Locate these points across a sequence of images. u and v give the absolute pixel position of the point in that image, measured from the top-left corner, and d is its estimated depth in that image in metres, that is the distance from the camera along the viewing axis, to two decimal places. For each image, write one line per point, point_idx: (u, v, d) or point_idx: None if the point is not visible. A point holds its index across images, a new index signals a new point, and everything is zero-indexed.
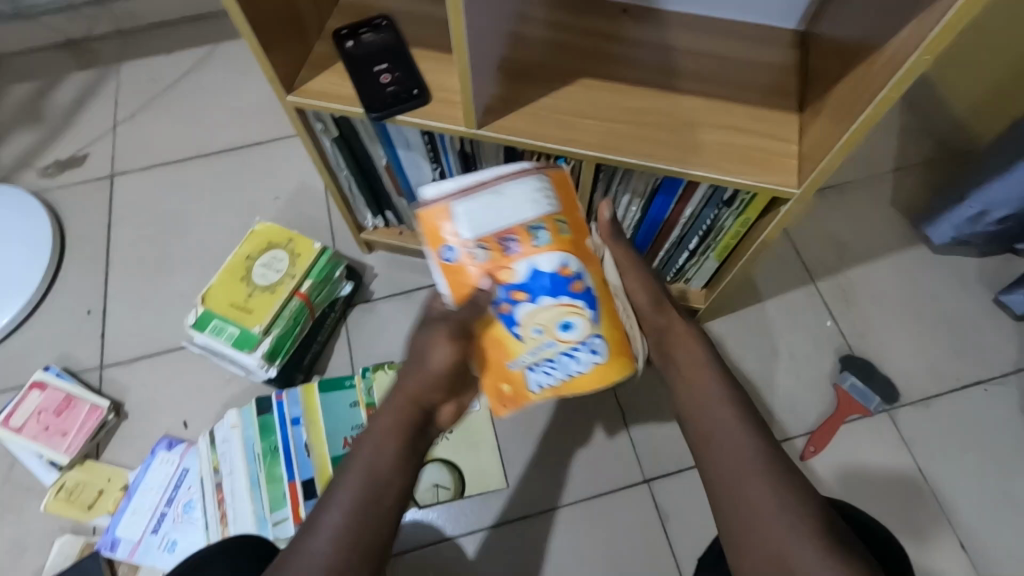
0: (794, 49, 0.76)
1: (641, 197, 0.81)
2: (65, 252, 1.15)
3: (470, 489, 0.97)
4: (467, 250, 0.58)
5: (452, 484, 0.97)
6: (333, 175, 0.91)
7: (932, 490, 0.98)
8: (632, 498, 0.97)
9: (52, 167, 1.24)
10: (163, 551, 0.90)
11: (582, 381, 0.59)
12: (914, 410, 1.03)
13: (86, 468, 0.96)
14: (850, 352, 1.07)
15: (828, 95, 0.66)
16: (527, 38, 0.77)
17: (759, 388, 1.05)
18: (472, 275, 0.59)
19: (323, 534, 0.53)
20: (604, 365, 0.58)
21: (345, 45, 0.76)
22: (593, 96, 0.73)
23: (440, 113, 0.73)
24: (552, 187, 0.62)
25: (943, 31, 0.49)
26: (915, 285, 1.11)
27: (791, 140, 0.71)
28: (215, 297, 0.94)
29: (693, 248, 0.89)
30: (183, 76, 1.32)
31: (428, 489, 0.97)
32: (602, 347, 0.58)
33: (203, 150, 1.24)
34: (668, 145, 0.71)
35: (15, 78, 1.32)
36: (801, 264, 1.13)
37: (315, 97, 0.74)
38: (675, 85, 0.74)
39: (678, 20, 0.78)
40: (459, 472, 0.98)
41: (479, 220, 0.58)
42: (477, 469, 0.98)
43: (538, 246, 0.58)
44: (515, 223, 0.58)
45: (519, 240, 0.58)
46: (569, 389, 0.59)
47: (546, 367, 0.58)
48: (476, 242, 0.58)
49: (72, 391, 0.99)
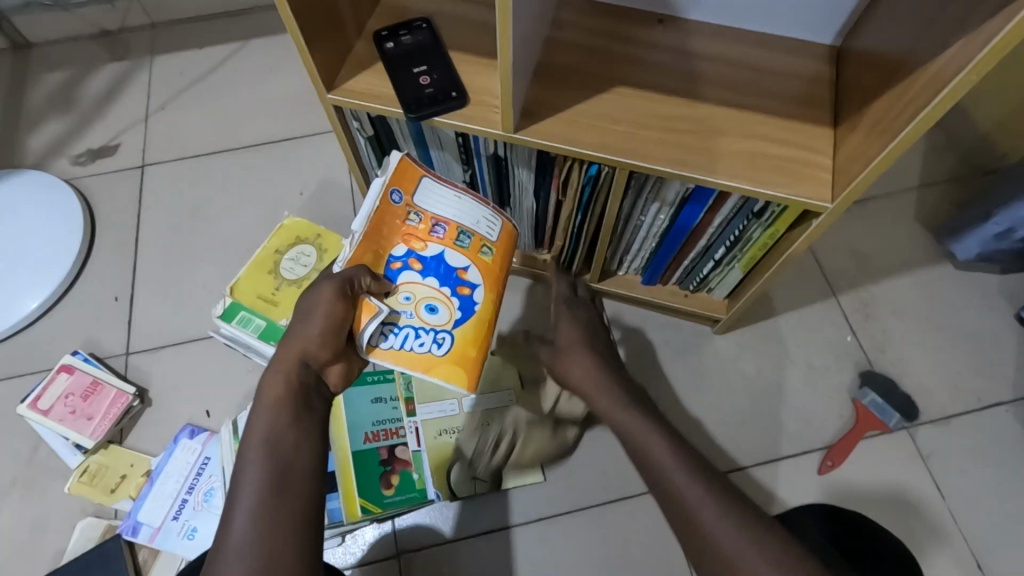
0: (828, 64, 0.76)
1: (670, 206, 0.82)
2: (95, 239, 1.17)
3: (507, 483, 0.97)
4: (424, 220, 0.75)
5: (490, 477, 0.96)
6: (364, 173, 0.92)
7: (950, 510, 0.98)
8: (646, 504, 0.96)
9: (83, 156, 1.26)
10: (184, 537, 0.91)
11: (415, 360, 0.71)
12: (933, 428, 1.02)
13: (109, 453, 0.98)
14: (870, 368, 1.06)
15: (865, 111, 0.66)
16: (565, 43, 0.78)
17: (775, 399, 1.05)
18: (399, 221, 0.74)
19: (242, 515, 0.54)
20: (442, 358, 0.72)
21: (385, 46, 0.77)
22: (629, 104, 0.74)
23: (477, 116, 0.73)
24: (400, 173, 0.74)
25: (994, 50, 0.49)
26: (937, 302, 1.11)
27: (824, 154, 0.71)
28: (242, 289, 0.95)
29: (718, 258, 0.89)
30: (213, 70, 1.34)
31: (466, 481, 0.96)
32: (446, 343, 0.72)
33: (232, 143, 1.26)
34: (701, 155, 0.71)
35: (50, 67, 1.35)
36: (823, 277, 1.13)
37: (355, 97, 0.75)
38: (706, 93, 0.74)
39: (714, 31, 0.79)
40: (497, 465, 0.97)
41: (429, 201, 0.75)
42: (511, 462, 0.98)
43: (443, 237, 0.75)
44: (452, 219, 0.76)
45: (446, 230, 0.75)
46: (405, 362, 0.71)
47: (415, 335, 0.71)
48: (417, 211, 0.75)
49: (99, 376, 1.01)
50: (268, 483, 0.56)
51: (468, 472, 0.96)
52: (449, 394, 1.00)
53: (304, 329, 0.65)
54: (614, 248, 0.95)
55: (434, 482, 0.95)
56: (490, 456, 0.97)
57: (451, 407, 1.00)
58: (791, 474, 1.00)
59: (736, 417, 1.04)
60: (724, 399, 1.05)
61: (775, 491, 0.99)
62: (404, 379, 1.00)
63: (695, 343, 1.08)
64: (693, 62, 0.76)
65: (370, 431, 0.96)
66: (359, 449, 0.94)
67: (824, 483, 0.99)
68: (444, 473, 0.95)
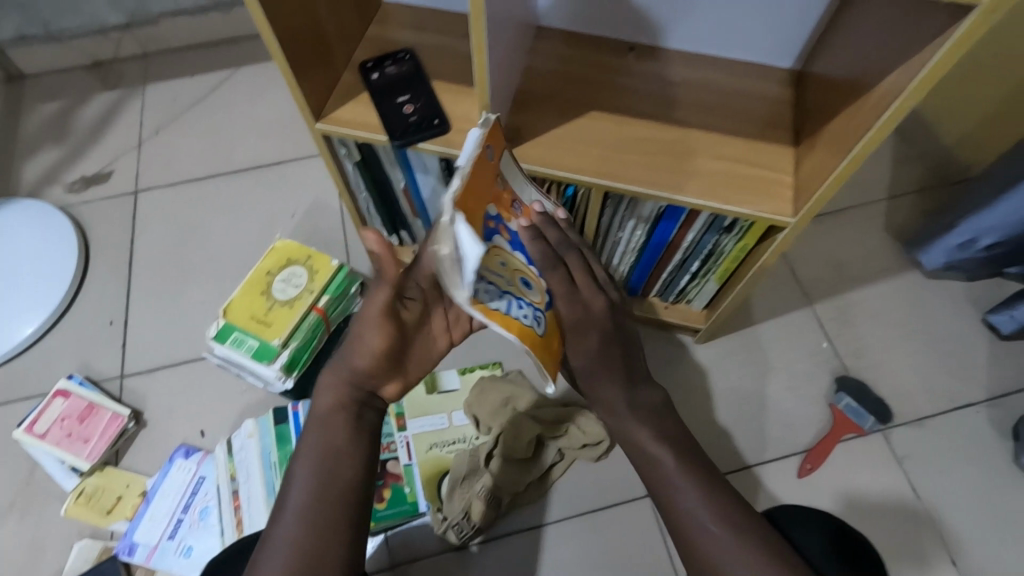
0: (789, 86, 0.81)
1: (646, 222, 0.85)
2: (89, 264, 1.20)
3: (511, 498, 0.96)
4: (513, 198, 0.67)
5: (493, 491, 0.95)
6: (352, 196, 0.96)
7: (925, 509, 1.01)
8: (633, 511, 0.99)
9: (78, 183, 1.29)
10: (180, 556, 0.93)
11: (522, 331, 0.57)
12: (906, 429, 1.06)
13: (105, 474, 0.99)
14: (846, 373, 1.10)
15: (822, 130, 0.71)
16: (542, 71, 0.82)
17: (756, 405, 1.08)
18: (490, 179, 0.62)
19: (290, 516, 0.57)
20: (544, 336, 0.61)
21: (370, 76, 0.81)
22: (603, 128, 0.78)
23: (458, 142, 0.77)
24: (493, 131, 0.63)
25: (933, 69, 0.55)
26: (908, 308, 1.15)
27: (787, 171, 0.75)
28: (236, 311, 0.98)
29: (694, 270, 0.93)
30: (205, 98, 1.38)
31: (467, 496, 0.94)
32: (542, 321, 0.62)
33: (224, 168, 1.29)
34: (672, 174, 0.75)
35: (44, 97, 1.38)
36: (798, 287, 1.17)
37: (342, 125, 0.79)
38: (675, 116, 0.79)
39: (682, 57, 0.83)
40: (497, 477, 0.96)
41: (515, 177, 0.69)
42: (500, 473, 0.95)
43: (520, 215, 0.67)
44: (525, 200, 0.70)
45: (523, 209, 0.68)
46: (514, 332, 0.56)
47: (517, 304, 0.59)
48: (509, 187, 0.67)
49: (94, 399, 1.03)
50: (313, 489, 0.58)
51: (456, 486, 0.95)
52: (439, 409, 1.03)
53: (356, 351, 0.60)
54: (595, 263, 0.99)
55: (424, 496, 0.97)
56: (478, 468, 0.95)
57: (441, 421, 1.02)
58: (772, 478, 1.03)
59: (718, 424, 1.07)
60: (706, 407, 1.08)
61: (757, 495, 1.02)
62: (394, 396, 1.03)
63: (677, 353, 1.12)
64: (663, 87, 0.81)
65: None
66: None
67: (805, 486, 1.03)
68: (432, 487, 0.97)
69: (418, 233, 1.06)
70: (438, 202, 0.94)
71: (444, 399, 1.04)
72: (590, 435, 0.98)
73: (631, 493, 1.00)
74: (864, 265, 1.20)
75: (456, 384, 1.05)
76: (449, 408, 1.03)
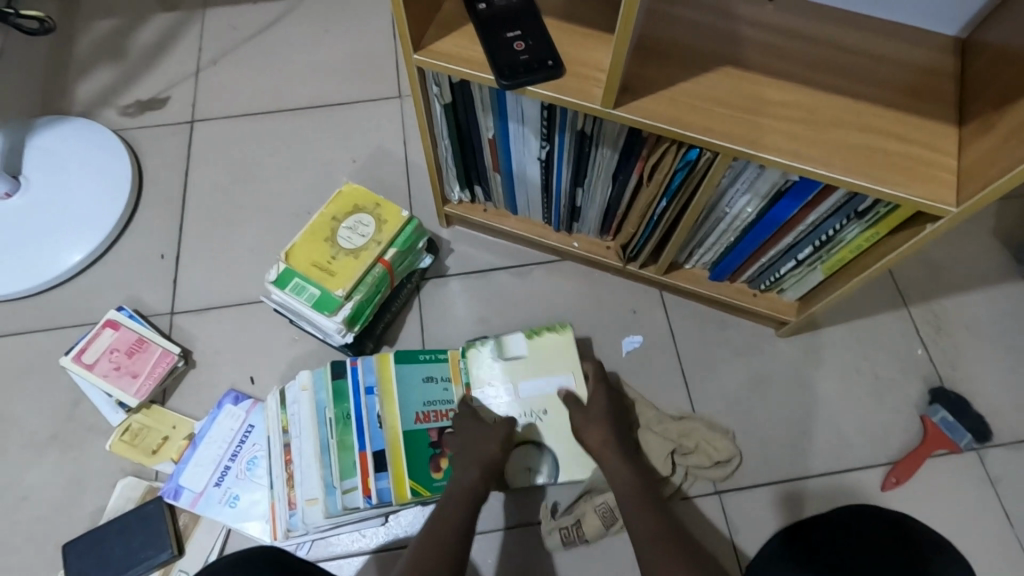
0: (950, 57, 0.70)
1: (763, 198, 0.76)
2: (142, 195, 1.14)
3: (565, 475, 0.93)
4: None
5: (544, 469, 0.93)
6: (433, 142, 0.88)
7: (1018, 538, 0.92)
8: (698, 508, 0.93)
9: (132, 107, 1.22)
10: (226, 505, 0.90)
11: None
12: (1005, 451, 0.96)
13: (152, 413, 0.96)
14: (941, 384, 1.00)
15: (1002, 110, 0.61)
16: (664, 16, 0.72)
17: (837, 408, 1.00)
18: None
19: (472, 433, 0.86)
20: None
21: (477, 7, 0.72)
22: (735, 86, 0.69)
23: (573, 87, 0.69)
24: None
25: None
26: (1014, 321, 1.04)
27: (947, 154, 0.66)
28: (298, 256, 0.92)
29: (802, 257, 0.84)
30: (266, 28, 1.29)
31: (521, 472, 0.93)
32: None
33: (283, 105, 1.22)
34: (811, 145, 0.66)
35: (100, 13, 1.30)
36: (894, 285, 1.07)
37: (441, 58, 0.71)
38: (817, 80, 0.69)
39: (834, 16, 0.73)
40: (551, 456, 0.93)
41: None
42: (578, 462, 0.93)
43: None
44: None
45: None
46: None
47: None
48: None
49: (144, 333, 0.98)
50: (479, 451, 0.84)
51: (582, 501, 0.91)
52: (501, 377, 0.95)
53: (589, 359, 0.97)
54: (687, 240, 0.91)
55: (534, 467, 0.93)
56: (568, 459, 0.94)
57: (504, 393, 0.95)
58: (854, 487, 0.95)
59: (794, 424, 0.99)
60: (783, 406, 1.00)
61: (830, 506, 0.94)
62: (461, 365, 0.95)
63: (756, 345, 1.03)
64: (805, 46, 0.71)
65: (422, 411, 0.90)
66: (411, 430, 0.89)
67: (886, 500, 0.94)
68: (529, 476, 0.93)
69: (494, 190, 0.98)
70: (527, 157, 0.86)
71: (510, 367, 0.95)
72: (719, 452, 0.94)
73: (694, 489, 0.94)
74: (937, 282, 1.07)
75: (524, 350, 0.96)
76: (513, 378, 0.95)
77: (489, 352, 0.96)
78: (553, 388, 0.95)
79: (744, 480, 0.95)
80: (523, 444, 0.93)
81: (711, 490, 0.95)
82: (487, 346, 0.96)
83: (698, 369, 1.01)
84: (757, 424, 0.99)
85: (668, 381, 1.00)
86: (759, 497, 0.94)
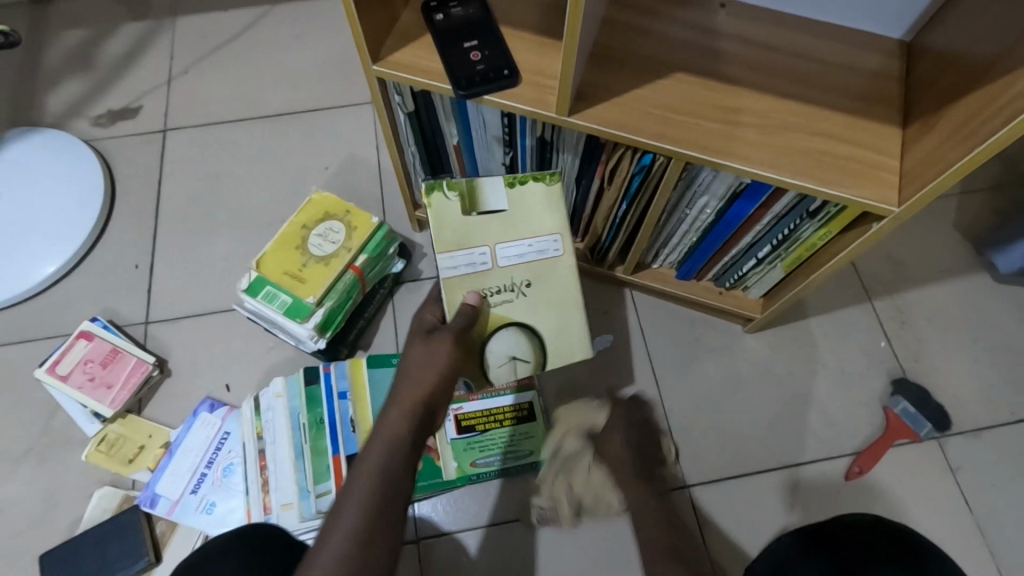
0: (896, 59, 0.72)
1: (720, 200, 0.78)
2: (115, 205, 1.15)
3: (553, 359, 0.82)
4: None
5: (532, 356, 0.81)
6: (400, 150, 0.89)
7: (976, 523, 0.95)
8: (668, 502, 0.96)
9: (104, 117, 1.22)
10: (202, 512, 0.91)
11: None
12: (964, 439, 0.99)
13: (127, 423, 0.96)
14: (903, 375, 1.03)
15: (942, 112, 0.63)
16: (619, 25, 0.74)
17: (804, 401, 1.02)
18: None
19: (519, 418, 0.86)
20: None
21: (434, 19, 0.74)
22: (687, 92, 0.71)
23: (529, 96, 0.70)
24: None
25: None
26: (974, 313, 1.07)
27: (891, 156, 0.68)
28: (269, 264, 0.93)
29: (762, 256, 0.86)
30: (236, 36, 1.30)
31: (505, 363, 0.80)
32: None
33: (256, 112, 1.22)
34: (761, 148, 0.68)
35: (69, 23, 1.30)
36: (858, 280, 1.09)
37: (400, 69, 0.72)
38: (767, 84, 0.71)
39: (785, 21, 0.74)
40: (538, 339, 0.81)
41: None
42: (563, 347, 0.82)
43: None
44: None
45: None
46: None
47: None
48: None
49: (118, 344, 0.99)
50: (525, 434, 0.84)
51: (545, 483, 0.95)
52: (479, 239, 0.79)
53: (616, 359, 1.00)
54: (652, 240, 0.92)
55: (520, 356, 0.80)
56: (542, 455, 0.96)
57: (482, 260, 0.79)
58: (819, 478, 0.97)
59: (762, 418, 1.01)
60: (751, 401, 1.02)
61: (796, 497, 0.96)
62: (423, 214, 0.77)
63: (724, 341, 1.05)
64: (755, 51, 0.72)
65: None
66: None
67: (850, 490, 0.97)
68: (513, 365, 0.80)
69: None
70: (492, 163, 0.87)
71: (487, 222, 0.79)
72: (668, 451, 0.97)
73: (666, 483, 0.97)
74: (900, 276, 1.10)
75: (503, 204, 0.80)
76: (492, 238, 0.79)
77: (461, 202, 0.79)
78: (539, 253, 0.81)
79: (713, 473, 0.97)
80: (502, 325, 0.80)
81: (681, 485, 0.97)
82: (457, 194, 0.79)
83: (667, 366, 1.03)
84: (726, 419, 1.01)
85: (639, 379, 1.02)
86: (727, 490, 0.96)
